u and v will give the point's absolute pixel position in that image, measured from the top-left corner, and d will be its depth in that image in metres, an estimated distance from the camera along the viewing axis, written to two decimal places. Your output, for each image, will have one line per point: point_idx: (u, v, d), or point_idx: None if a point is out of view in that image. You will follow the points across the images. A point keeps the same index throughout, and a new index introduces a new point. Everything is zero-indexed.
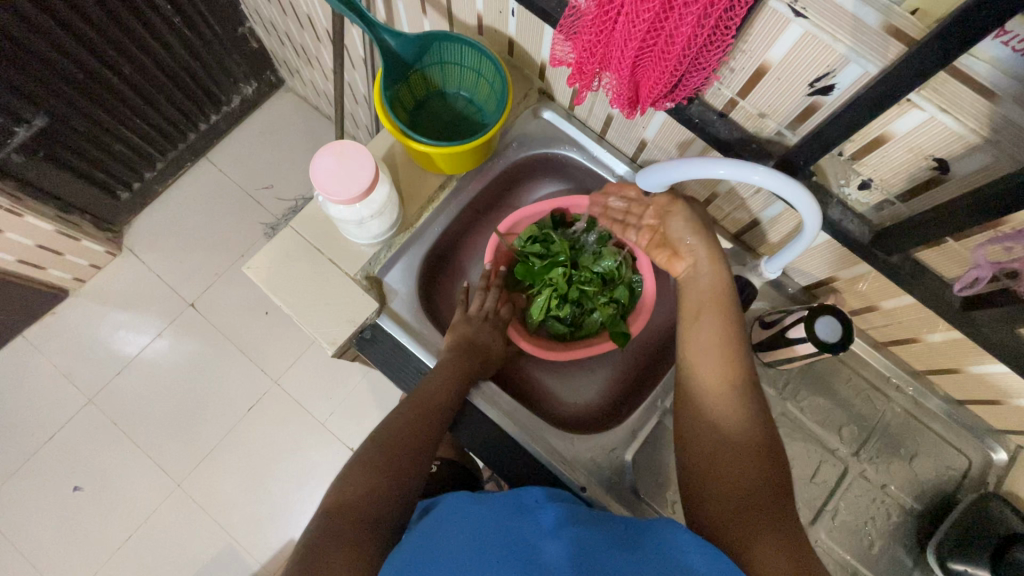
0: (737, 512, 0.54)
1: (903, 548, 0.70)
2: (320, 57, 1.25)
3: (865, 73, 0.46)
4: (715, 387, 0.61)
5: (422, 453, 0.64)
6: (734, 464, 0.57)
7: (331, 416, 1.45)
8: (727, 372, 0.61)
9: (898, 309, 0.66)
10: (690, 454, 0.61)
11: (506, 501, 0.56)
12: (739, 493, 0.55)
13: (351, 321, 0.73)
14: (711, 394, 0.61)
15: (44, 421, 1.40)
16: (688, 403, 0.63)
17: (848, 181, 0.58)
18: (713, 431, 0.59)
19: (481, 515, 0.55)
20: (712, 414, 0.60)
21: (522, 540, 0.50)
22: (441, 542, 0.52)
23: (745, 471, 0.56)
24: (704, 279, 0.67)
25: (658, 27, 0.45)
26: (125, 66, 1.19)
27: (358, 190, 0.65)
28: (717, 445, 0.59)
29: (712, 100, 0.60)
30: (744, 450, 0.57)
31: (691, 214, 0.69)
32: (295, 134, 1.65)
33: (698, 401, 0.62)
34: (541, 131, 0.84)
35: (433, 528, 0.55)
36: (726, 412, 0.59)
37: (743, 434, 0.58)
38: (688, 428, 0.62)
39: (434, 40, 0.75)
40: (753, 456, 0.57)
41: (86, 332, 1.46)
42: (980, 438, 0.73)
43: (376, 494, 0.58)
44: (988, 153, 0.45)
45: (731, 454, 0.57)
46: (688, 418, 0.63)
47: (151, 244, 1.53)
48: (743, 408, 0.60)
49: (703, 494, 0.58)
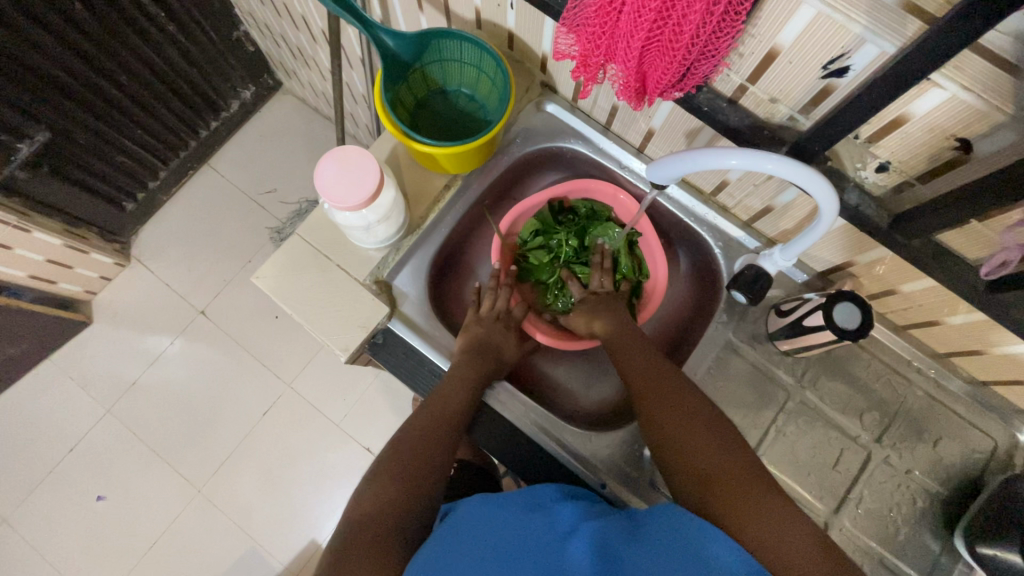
0: (729, 498, 0.52)
1: (930, 534, 0.69)
2: (317, 58, 1.24)
3: (882, 53, 0.45)
4: (671, 388, 0.63)
5: (437, 456, 0.63)
6: (709, 443, 0.57)
7: (346, 417, 1.45)
8: (673, 380, 0.65)
9: (919, 292, 0.65)
10: (661, 439, 0.61)
11: (521, 504, 0.57)
12: (728, 477, 0.54)
13: (361, 328, 0.72)
14: (666, 398, 0.63)
15: (64, 432, 1.42)
16: (654, 399, 0.63)
17: (865, 164, 0.56)
18: (675, 415, 0.61)
19: (501, 516, 0.55)
20: (681, 413, 0.61)
21: (542, 547, 0.50)
22: (462, 543, 0.52)
23: (731, 461, 0.55)
24: (598, 320, 0.76)
25: (665, 15, 0.44)
26: (123, 76, 1.18)
27: (353, 206, 0.65)
28: (695, 434, 0.58)
29: (722, 87, 0.59)
30: (715, 433, 0.58)
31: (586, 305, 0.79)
32: (296, 136, 1.65)
33: (660, 403, 0.62)
34: (545, 125, 0.83)
35: (452, 527, 0.54)
36: (690, 406, 0.61)
37: (724, 424, 0.59)
38: (655, 422, 0.62)
39: (432, 39, 0.73)
40: (725, 437, 0.58)
41: (99, 344, 1.48)
42: (1004, 419, 0.72)
43: (395, 504, 0.57)
44: (1012, 132, 0.43)
45: (709, 442, 0.57)
46: (653, 419, 0.62)
47: (158, 254, 1.54)
48: (700, 407, 0.61)
49: (687, 472, 0.56)
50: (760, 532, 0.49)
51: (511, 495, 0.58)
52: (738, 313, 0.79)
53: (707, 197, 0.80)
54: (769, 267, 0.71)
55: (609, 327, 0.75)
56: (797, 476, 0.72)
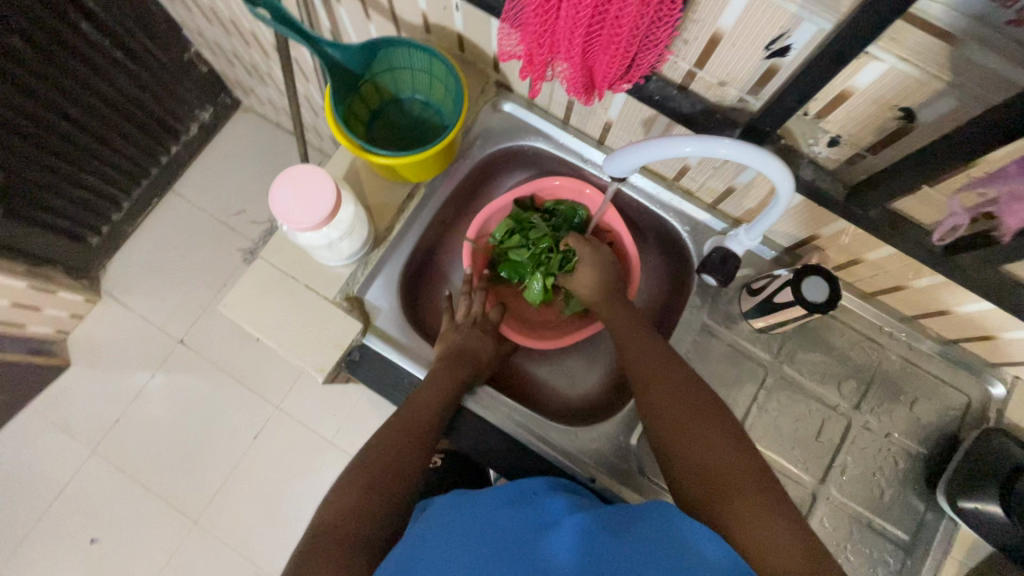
0: (725, 497, 0.51)
1: (915, 493, 0.71)
2: (272, 73, 1.22)
3: (820, 31, 0.45)
4: (675, 382, 0.62)
5: (407, 458, 0.62)
6: (709, 441, 0.56)
7: (338, 433, 1.44)
8: (677, 372, 0.63)
9: (881, 259, 0.66)
10: (664, 434, 0.60)
11: (499, 499, 0.54)
12: (728, 477, 0.53)
13: (337, 346, 0.71)
14: (666, 390, 0.62)
15: (50, 478, 1.38)
16: (656, 395, 0.62)
17: (817, 140, 0.56)
18: (678, 409, 0.60)
19: (477, 513, 0.52)
20: (683, 408, 0.59)
21: (515, 544, 0.48)
22: (430, 544, 0.50)
23: (732, 459, 0.54)
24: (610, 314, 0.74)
25: (603, 9, 0.44)
26: (72, 107, 1.14)
27: (308, 228, 0.64)
28: (698, 431, 0.57)
29: (671, 74, 0.59)
30: (719, 430, 0.57)
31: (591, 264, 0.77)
32: (260, 153, 1.62)
33: (661, 396, 0.62)
34: (503, 124, 0.82)
35: (423, 526, 0.53)
36: (693, 402, 0.60)
37: (725, 417, 0.58)
38: (658, 419, 0.61)
39: (379, 48, 0.72)
40: (726, 433, 0.56)
41: (77, 384, 1.44)
42: (977, 374, 0.73)
43: (365, 512, 0.56)
44: (953, 98, 0.44)
45: (711, 438, 0.56)
46: (658, 411, 0.61)
47: (130, 287, 1.51)
48: (703, 400, 0.60)
49: (688, 471, 0.56)
50: (752, 534, 0.48)
51: (490, 489, 0.56)
52: (710, 295, 0.79)
53: (670, 182, 0.81)
54: (736, 247, 0.71)
55: (617, 317, 0.73)
56: (782, 450, 0.73)
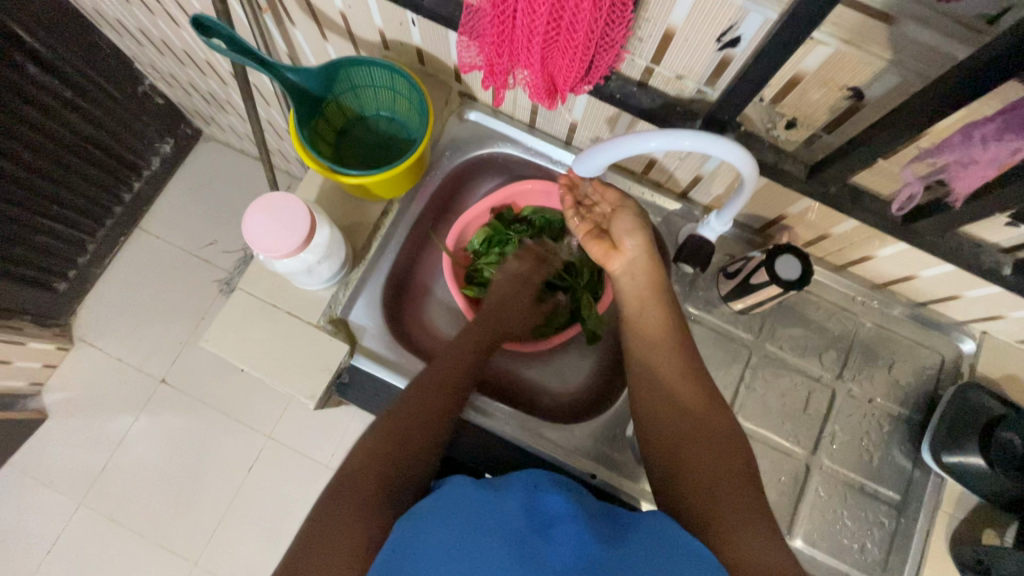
0: (724, 512, 0.52)
1: (901, 453, 0.73)
2: (231, 100, 1.20)
3: (765, 20, 0.47)
4: (685, 385, 0.61)
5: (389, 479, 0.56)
6: (717, 456, 0.56)
7: (334, 456, 1.42)
8: (691, 371, 0.62)
9: (847, 232, 0.69)
10: (674, 435, 0.59)
11: (499, 489, 0.51)
12: (731, 495, 0.53)
13: (326, 370, 0.70)
14: (677, 389, 0.61)
15: (38, 535, 1.34)
16: (669, 393, 0.61)
17: (775, 124, 0.58)
18: (692, 417, 0.59)
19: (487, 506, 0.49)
20: (696, 416, 0.59)
21: (523, 539, 0.46)
22: (429, 532, 0.48)
23: (739, 475, 0.55)
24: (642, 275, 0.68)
25: (557, 16, 0.45)
26: (24, 151, 1.11)
27: (284, 255, 0.64)
28: (708, 443, 0.57)
29: (629, 72, 0.60)
30: (728, 443, 0.57)
31: (637, 212, 0.70)
32: (226, 182, 1.59)
33: (671, 399, 0.60)
34: (470, 133, 0.83)
35: (429, 513, 0.51)
36: (705, 408, 0.59)
37: (730, 429, 0.58)
38: (664, 422, 0.60)
39: (339, 69, 0.71)
40: (733, 450, 0.57)
41: (58, 435, 1.40)
42: (947, 333, 0.76)
43: (353, 532, 0.52)
44: (896, 75, 0.47)
45: (720, 452, 0.56)
46: (660, 414, 0.60)
47: (104, 330, 1.46)
48: (713, 407, 0.59)
49: (685, 481, 0.56)
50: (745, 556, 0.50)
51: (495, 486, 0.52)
52: (689, 282, 0.81)
53: (640, 176, 0.83)
54: (709, 234, 0.70)
55: (649, 278, 0.67)
56: (773, 425, 0.74)
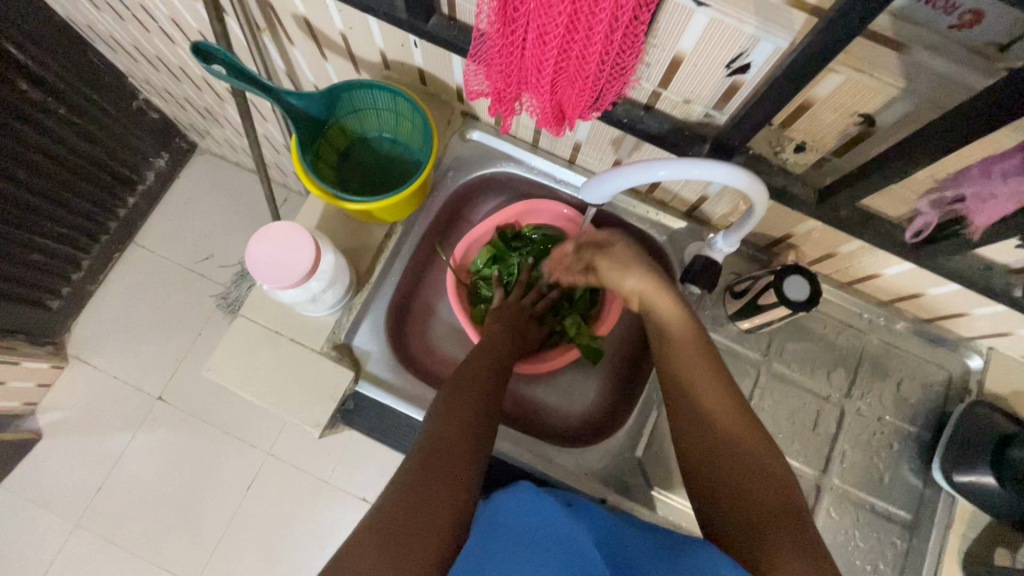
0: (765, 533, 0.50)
1: (911, 471, 0.73)
2: (227, 115, 1.19)
3: (776, 49, 0.46)
4: (716, 407, 0.59)
5: (427, 522, 0.50)
6: (749, 474, 0.54)
7: (334, 471, 1.41)
8: (723, 394, 0.60)
9: (854, 251, 0.69)
10: (706, 457, 0.57)
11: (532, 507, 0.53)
12: (769, 517, 0.51)
13: (330, 398, 0.69)
14: (706, 411, 0.59)
15: (33, 557, 1.31)
16: (700, 416, 0.59)
17: (783, 147, 0.58)
18: (722, 437, 0.57)
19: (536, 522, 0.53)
20: (725, 437, 0.57)
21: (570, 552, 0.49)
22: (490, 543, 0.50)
23: (775, 495, 0.53)
24: (660, 304, 0.66)
25: (568, 48, 0.45)
26: (18, 169, 1.09)
27: (289, 283, 0.63)
28: (740, 462, 0.55)
29: (636, 96, 0.60)
30: (762, 461, 0.55)
31: (615, 253, 0.68)
32: (221, 195, 1.58)
33: (700, 420, 0.59)
34: (473, 153, 0.82)
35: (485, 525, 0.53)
36: (738, 428, 0.57)
37: (764, 449, 0.56)
38: (697, 443, 0.59)
39: (340, 93, 0.71)
40: (767, 468, 0.54)
41: (53, 455, 1.37)
42: (954, 349, 0.76)
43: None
44: (908, 102, 0.46)
45: (754, 472, 0.54)
46: (690, 437, 0.59)
47: (98, 347, 1.44)
48: (747, 427, 0.57)
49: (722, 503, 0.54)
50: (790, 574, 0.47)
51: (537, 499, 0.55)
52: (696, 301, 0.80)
53: (644, 196, 0.82)
54: (717, 254, 0.71)
55: (673, 310, 0.65)
56: (782, 445, 0.74)
